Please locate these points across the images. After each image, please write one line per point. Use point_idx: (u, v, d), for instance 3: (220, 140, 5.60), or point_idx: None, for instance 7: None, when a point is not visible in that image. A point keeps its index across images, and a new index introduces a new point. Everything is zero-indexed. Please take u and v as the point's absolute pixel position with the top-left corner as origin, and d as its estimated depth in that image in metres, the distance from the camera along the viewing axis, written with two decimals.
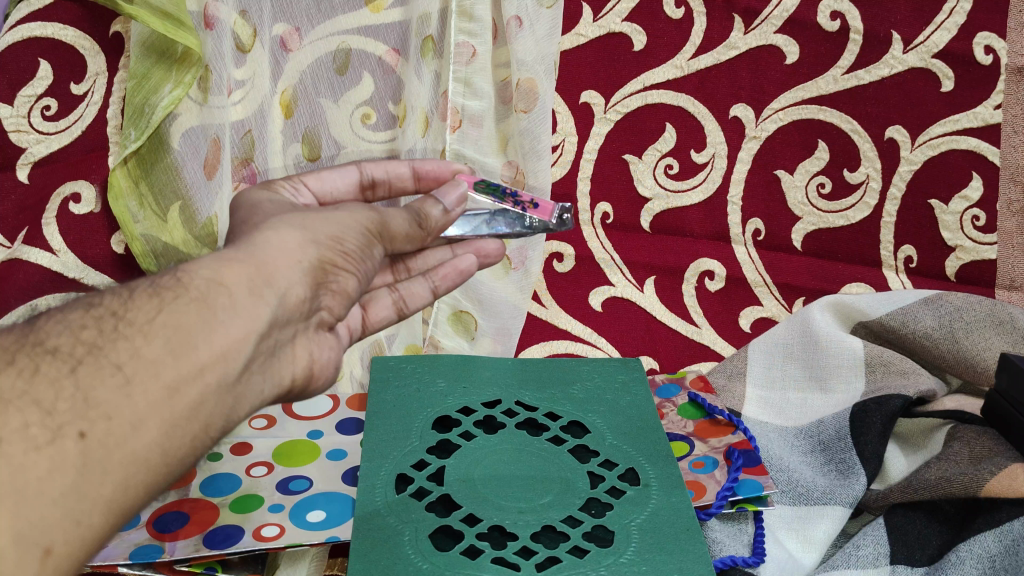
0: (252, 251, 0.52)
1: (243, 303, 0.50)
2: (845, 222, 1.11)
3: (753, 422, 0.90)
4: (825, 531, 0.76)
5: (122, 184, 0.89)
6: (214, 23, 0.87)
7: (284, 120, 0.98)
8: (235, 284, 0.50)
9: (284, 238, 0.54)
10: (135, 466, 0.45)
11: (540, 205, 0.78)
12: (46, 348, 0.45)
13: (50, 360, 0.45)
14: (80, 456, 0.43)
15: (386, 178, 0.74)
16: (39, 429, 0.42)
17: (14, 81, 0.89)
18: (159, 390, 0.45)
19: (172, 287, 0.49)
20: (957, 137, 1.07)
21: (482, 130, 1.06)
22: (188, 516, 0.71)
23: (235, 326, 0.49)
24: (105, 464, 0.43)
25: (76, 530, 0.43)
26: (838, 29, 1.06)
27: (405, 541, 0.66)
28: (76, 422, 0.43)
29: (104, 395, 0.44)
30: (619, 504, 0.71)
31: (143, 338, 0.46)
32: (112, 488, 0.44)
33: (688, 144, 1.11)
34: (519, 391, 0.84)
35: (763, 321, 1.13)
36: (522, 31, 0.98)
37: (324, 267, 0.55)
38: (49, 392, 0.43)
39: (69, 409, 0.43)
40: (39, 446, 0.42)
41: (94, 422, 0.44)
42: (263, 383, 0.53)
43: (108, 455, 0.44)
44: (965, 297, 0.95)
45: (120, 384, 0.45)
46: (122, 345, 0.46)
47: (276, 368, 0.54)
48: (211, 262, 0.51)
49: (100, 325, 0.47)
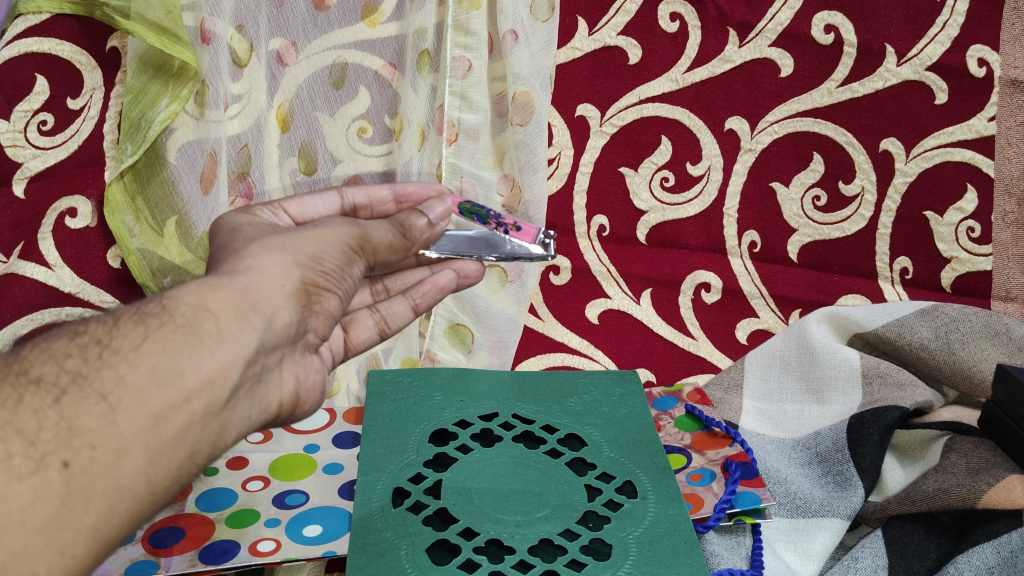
0: (238, 276, 0.53)
1: (229, 328, 0.50)
2: (841, 234, 1.11)
3: (750, 434, 0.90)
4: (824, 543, 0.76)
5: (119, 199, 0.88)
6: (211, 38, 0.87)
7: (279, 135, 0.98)
8: (221, 310, 0.50)
9: (268, 262, 0.54)
10: (119, 495, 0.45)
11: (523, 229, 0.79)
12: (30, 378, 0.45)
13: (35, 389, 0.45)
14: (64, 485, 0.43)
15: (367, 202, 0.76)
16: (23, 458, 0.42)
17: (12, 96, 0.89)
18: (144, 418, 0.45)
19: (157, 314, 0.49)
20: (952, 149, 1.08)
21: (477, 143, 1.06)
22: (183, 531, 0.70)
23: (222, 352, 0.49)
24: (89, 492, 0.43)
25: (59, 560, 0.43)
26: (832, 42, 1.06)
27: (403, 555, 0.66)
28: (59, 451, 0.43)
29: (89, 423, 0.44)
30: (616, 517, 0.70)
31: (128, 365, 0.46)
32: (95, 517, 0.44)
33: (683, 157, 1.11)
34: (516, 404, 0.84)
35: (759, 333, 1.12)
36: (518, 44, 0.98)
37: (309, 288, 0.55)
38: (32, 422, 0.43)
39: (52, 439, 0.43)
40: (22, 476, 0.42)
41: (78, 451, 0.43)
42: (252, 409, 0.53)
43: (92, 483, 0.44)
44: (960, 308, 0.96)
45: (105, 413, 0.44)
46: (107, 373, 0.46)
47: (263, 393, 0.54)
48: (197, 288, 0.51)
49: (85, 353, 0.47)
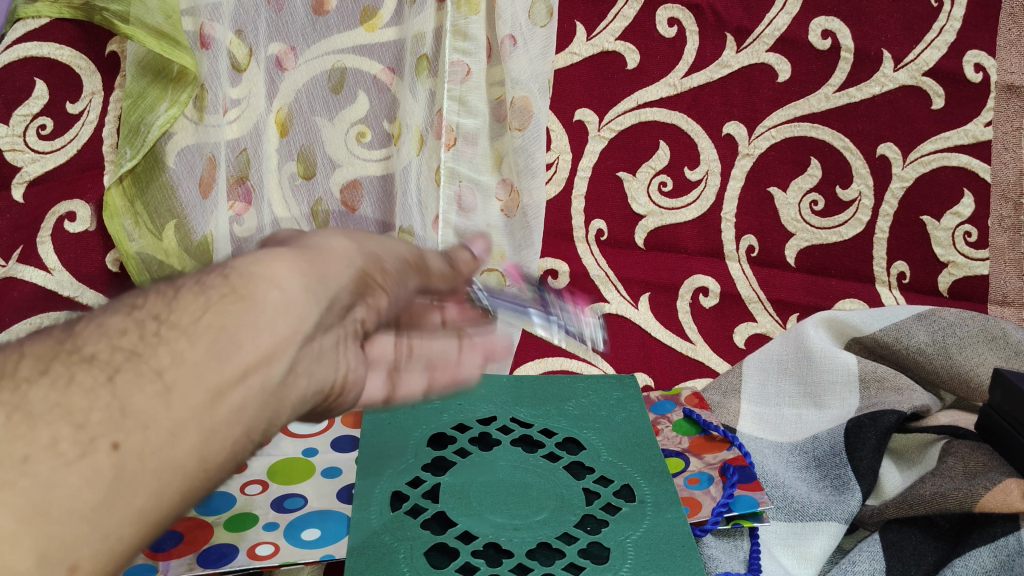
0: (298, 250, 0.48)
1: (294, 298, 0.44)
2: (838, 239, 1.12)
3: (747, 438, 0.90)
4: (822, 547, 0.75)
5: (117, 203, 0.89)
6: (209, 43, 0.88)
7: (279, 139, 0.99)
8: (285, 281, 0.44)
9: (327, 246, 0.50)
10: (172, 477, 0.38)
11: None
12: (83, 356, 0.38)
13: (87, 367, 0.37)
14: (114, 469, 0.36)
15: None
16: (69, 443, 0.35)
17: (11, 100, 0.89)
18: (201, 394, 0.39)
19: (218, 286, 0.43)
20: (948, 154, 1.09)
21: (476, 147, 1.05)
22: (181, 535, 0.70)
23: (283, 324, 0.43)
24: (141, 477, 0.36)
25: (105, 546, 0.35)
26: (829, 47, 1.07)
27: (401, 559, 0.66)
28: (108, 431, 0.36)
29: (142, 402, 0.37)
30: (615, 521, 0.71)
31: (186, 340, 0.40)
32: (146, 500, 0.37)
33: (682, 161, 1.11)
34: (514, 409, 0.85)
35: (758, 337, 1.13)
36: (517, 49, 0.99)
37: (364, 276, 0.51)
38: (83, 402, 0.36)
39: (102, 420, 0.36)
40: (69, 461, 0.34)
41: (130, 432, 0.36)
42: (309, 387, 0.46)
43: (144, 466, 0.36)
44: (957, 313, 0.96)
45: (160, 392, 0.38)
46: (163, 348, 0.39)
47: (322, 372, 0.47)
48: (255, 259, 0.45)
49: (142, 330, 0.40)
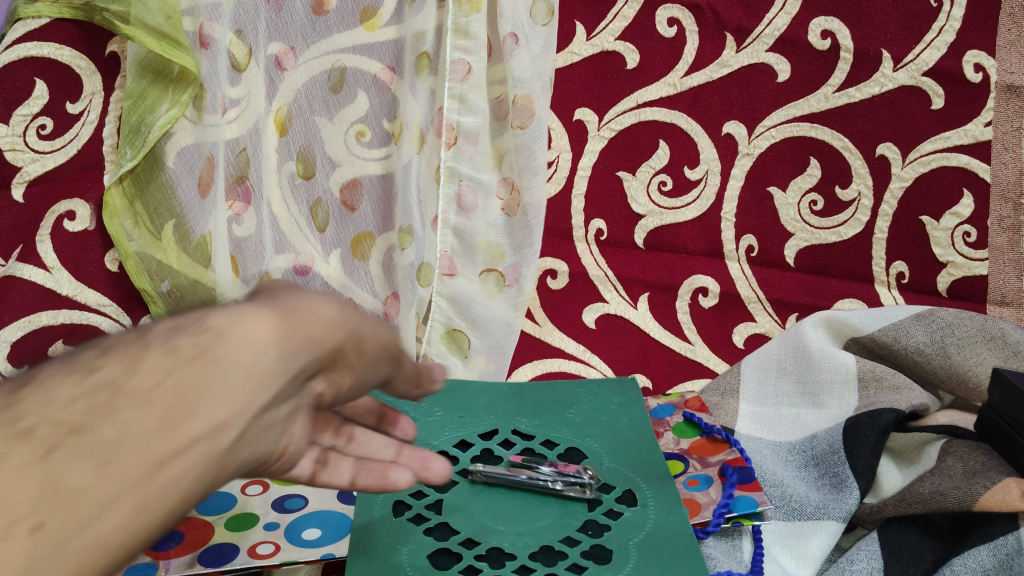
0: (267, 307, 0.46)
1: (246, 369, 0.43)
2: (837, 239, 1.12)
3: (746, 438, 0.90)
4: (819, 547, 0.76)
5: (117, 203, 0.90)
6: (208, 42, 0.87)
7: (278, 139, 0.99)
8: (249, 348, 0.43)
9: (308, 306, 0.48)
10: (96, 554, 0.37)
11: None
12: (19, 429, 0.38)
13: (24, 442, 0.37)
14: (33, 550, 0.35)
15: None
16: None
17: (11, 100, 0.89)
18: (142, 464, 0.39)
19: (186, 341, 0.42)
20: (947, 154, 1.09)
21: (477, 147, 1.05)
22: (182, 535, 0.70)
23: (235, 395, 0.42)
24: (64, 554, 0.36)
25: None
26: (829, 47, 1.07)
27: (404, 560, 0.67)
28: (34, 511, 0.36)
29: (79, 477, 0.37)
30: (618, 525, 0.71)
31: (138, 407, 0.40)
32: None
33: (682, 161, 1.11)
34: (517, 419, 0.85)
35: (757, 337, 1.12)
36: (518, 48, 0.98)
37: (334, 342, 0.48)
38: (12, 478, 0.36)
39: (31, 498, 0.36)
40: None
41: (57, 511, 0.36)
42: (251, 457, 0.45)
43: (68, 544, 0.36)
44: (956, 312, 0.96)
45: (98, 465, 0.38)
46: (114, 417, 0.39)
47: (262, 442, 0.45)
48: (224, 315, 0.45)
49: (94, 396, 0.40)
